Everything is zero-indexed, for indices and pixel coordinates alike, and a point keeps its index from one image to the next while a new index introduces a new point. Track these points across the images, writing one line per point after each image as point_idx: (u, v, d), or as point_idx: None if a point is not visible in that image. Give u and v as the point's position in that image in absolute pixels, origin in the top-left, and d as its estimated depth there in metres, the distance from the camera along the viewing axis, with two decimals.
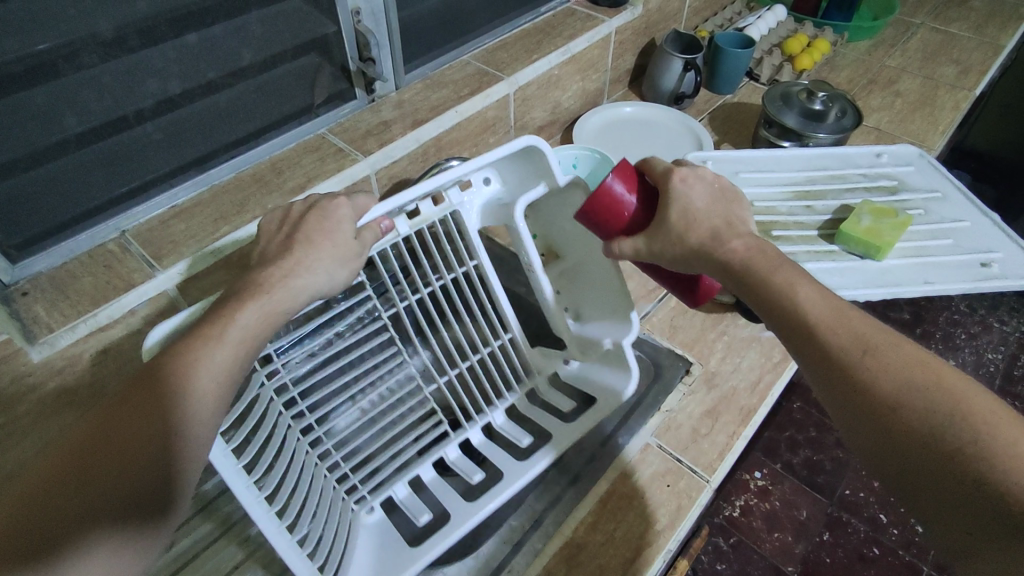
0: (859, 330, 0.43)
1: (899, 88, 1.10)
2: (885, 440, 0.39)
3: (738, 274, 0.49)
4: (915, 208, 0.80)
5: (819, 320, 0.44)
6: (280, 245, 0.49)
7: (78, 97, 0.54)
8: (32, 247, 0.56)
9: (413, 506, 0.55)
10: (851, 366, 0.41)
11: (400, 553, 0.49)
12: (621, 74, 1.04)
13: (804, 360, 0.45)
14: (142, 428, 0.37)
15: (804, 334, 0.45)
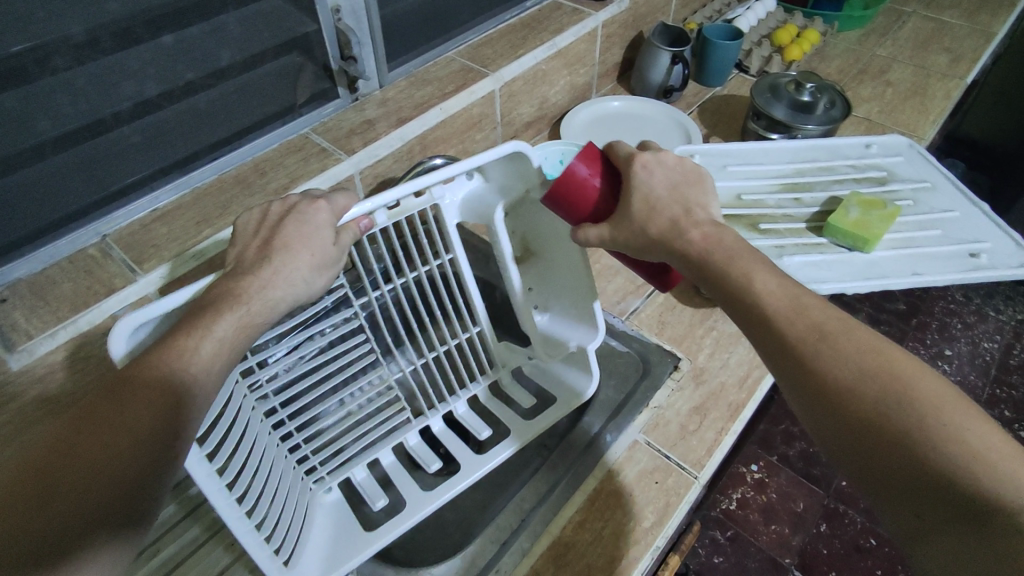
0: (814, 318, 0.42)
1: (890, 78, 1.09)
2: (841, 429, 0.39)
3: (697, 263, 0.48)
4: (905, 199, 0.79)
5: (775, 310, 0.43)
6: (254, 248, 0.48)
7: (52, 101, 0.54)
8: (10, 253, 0.56)
9: (370, 490, 0.58)
10: (806, 357, 0.41)
11: (355, 536, 0.52)
12: (609, 68, 1.04)
13: (760, 348, 0.44)
14: (118, 437, 0.37)
15: (760, 324, 0.44)
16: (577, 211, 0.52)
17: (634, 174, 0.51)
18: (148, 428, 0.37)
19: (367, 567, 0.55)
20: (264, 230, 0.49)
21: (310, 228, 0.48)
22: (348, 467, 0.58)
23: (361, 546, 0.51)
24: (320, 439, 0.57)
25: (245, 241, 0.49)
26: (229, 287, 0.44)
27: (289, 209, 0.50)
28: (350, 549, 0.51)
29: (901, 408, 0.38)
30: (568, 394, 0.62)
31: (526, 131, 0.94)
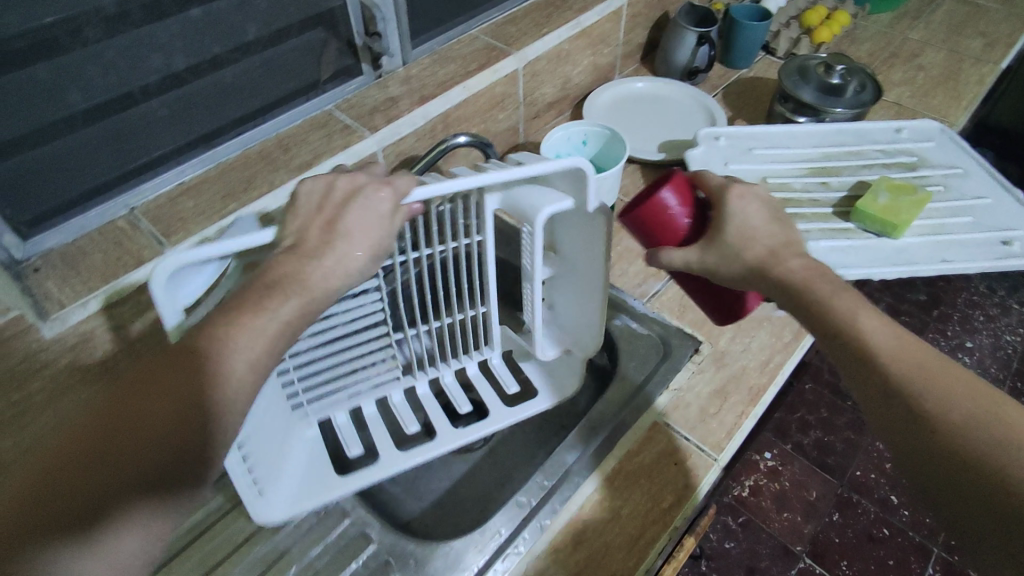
0: (922, 357, 0.40)
1: (922, 62, 1.07)
2: (943, 468, 0.37)
3: (800, 299, 0.47)
4: (935, 184, 0.78)
5: (879, 344, 0.42)
6: (313, 230, 0.45)
7: (83, 73, 0.55)
8: (42, 224, 0.56)
9: (348, 436, 0.61)
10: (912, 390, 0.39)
11: (326, 480, 0.56)
12: (633, 49, 1.02)
13: (852, 380, 0.43)
14: (167, 411, 0.37)
15: (859, 364, 0.42)
16: (658, 236, 0.54)
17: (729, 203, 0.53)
18: (196, 407, 0.38)
19: (388, 538, 0.56)
20: (319, 209, 0.46)
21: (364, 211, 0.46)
22: (332, 411, 0.61)
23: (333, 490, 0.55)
24: (317, 387, 0.58)
25: (309, 217, 0.46)
26: (282, 270, 0.43)
27: (356, 189, 0.47)
28: (320, 492, 0.55)
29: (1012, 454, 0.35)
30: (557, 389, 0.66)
31: (548, 112, 0.93)
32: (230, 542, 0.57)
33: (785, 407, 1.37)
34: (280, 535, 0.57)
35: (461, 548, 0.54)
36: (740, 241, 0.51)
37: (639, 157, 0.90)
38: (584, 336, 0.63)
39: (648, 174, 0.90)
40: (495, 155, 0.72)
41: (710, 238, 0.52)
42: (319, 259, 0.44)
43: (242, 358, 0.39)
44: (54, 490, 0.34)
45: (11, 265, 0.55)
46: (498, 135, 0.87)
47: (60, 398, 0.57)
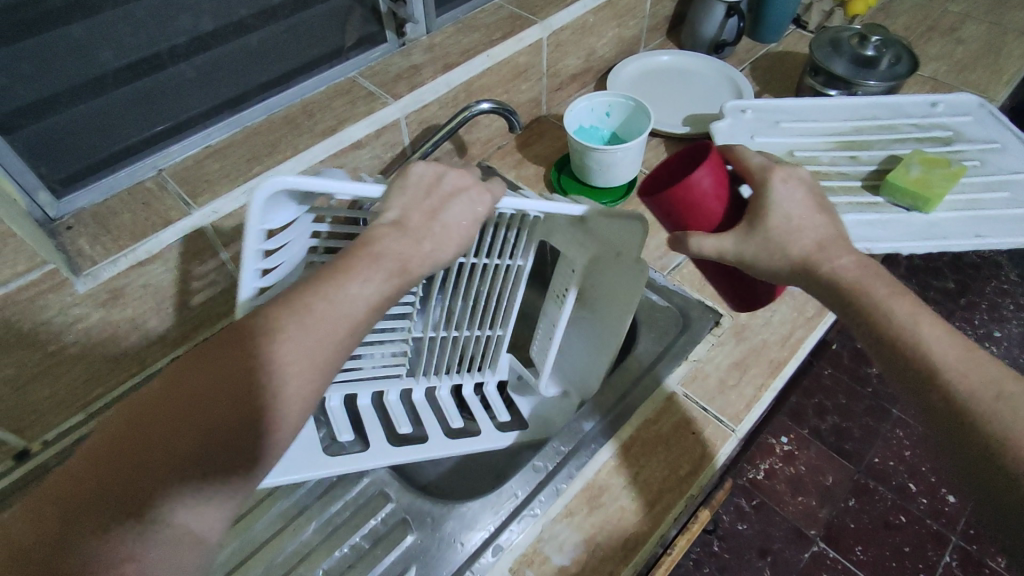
0: (998, 382, 0.38)
1: (961, 36, 1.03)
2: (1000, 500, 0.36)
3: (846, 300, 0.46)
4: (971, 159, 0.75)
5: (943, 363, 0.40)
6: (415, 212, 0.44)
7: (114, 33, 0.55)
8: (74, 183, 0.58)
9: (339, 421, 0.59)
10: (979, 414, 0.37)
11: (315, 457, 0.55)
12: (659, 21, 1.00)
13: (920, 405, 0.41)
14: (228, 392, 0.35)
15: (919, 381, 0.41)
16: (684, 221, 0.49)
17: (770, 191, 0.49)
18: (242, 398, 0.35)
19: (406, 498, 0.57)
20: (420, 192, 0.45)
21: (461, 202, 0.46)
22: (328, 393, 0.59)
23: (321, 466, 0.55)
24: None
25: (414, 198, 0.45)
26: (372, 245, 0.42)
27: (463, 189, 0.46)
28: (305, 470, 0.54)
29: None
30: (543, 423, 0.66)
31: (572, 84, 0.92)
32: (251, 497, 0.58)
33: (801, 392, 1.36)
34: (301, 491, 0.59)
35: (477, 509, 0.55)
36: (784, 233, 0.49)
37: (662, 131, 0.89)
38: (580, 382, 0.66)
39: (671, 148, 0.88)
40: (520, 124, 0.71)
41: (750, 224, 0.49)
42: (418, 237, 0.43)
43: (303, 346, 0.37)
44: (106, 478, 0.32)
45: (45, 223, 0.56)
46: (521, 106, 0.86)
47: (92, 351, 0.58)
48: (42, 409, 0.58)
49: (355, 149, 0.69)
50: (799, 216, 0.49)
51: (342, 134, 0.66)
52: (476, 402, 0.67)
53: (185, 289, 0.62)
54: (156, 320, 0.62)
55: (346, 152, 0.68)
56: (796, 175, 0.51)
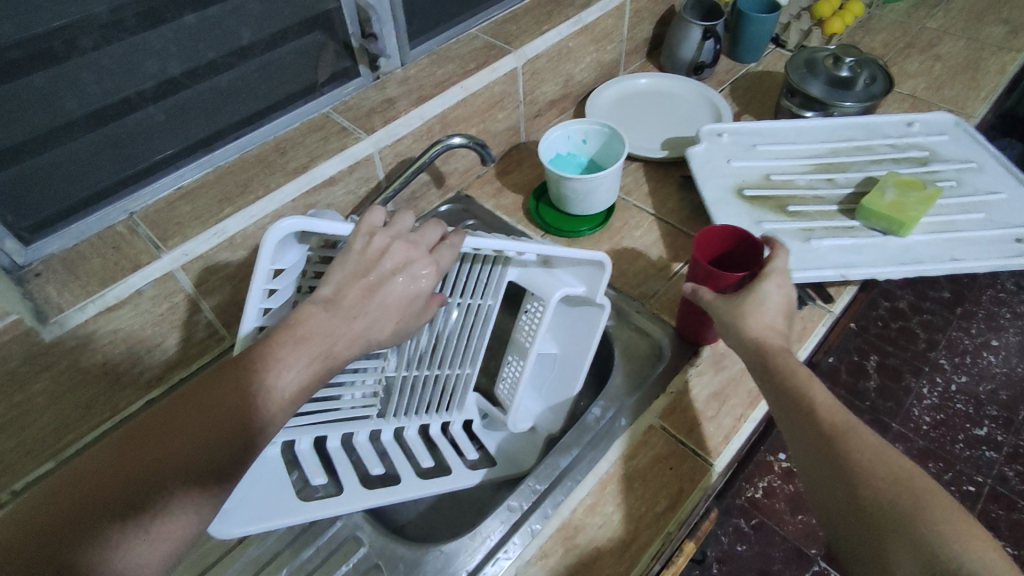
0: (852, 418, 0.46)
1: (939, 52, 1.03)
2: (842, 502, 0.43)
3: (758, 356, 0.53)
4: (947, 179, 0.76)
5: (818, 401, 0.48)
6: (351, 288, 0.46)
7: (78, 81, 0.55)
8: (45, 229, 0.57)
9: (311, 465, 0.57)
10: (837, 437, 0.45)
11: (286, 501, 0.53)
12: (637, 45, 1.00)
13: (798, 435, 0.48)
14: (223, 411, 0.41)
15: (798, 415, 0.48)
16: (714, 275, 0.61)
17: (765, 283, 0.56)
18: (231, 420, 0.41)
19: (378, 541, 0.57)
20: (361, 269, 0.47)
21: (406, 277, 0.48)
22: (300, 436, 0.57)
23: (294, 511, 0.52)
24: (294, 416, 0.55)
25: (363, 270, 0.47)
26: (315, 326, 0.44)
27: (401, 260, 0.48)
28: (276, 514, 0.51)
29: (926, 514, 0.39)
30: (513, 462, 0.66)
31: (550, 110, 0.92)
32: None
33: None
34: (273, 536, 0.58)
35: (452, 551, 0.54)
36: (754, 311, 0.55)
37: (640, 155, 0.89)
38: (552, 412, 0.68)
39: (649, 172, 0.88)
40: (492, 156, 0.71)
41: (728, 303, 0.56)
42: (348, 318, 0.46)
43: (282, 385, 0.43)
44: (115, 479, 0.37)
45: (12, 271, 0.55)
46: (498, 135, 0.86)
47: (61, 398, 0.58)
48: (10, 458, 0.57)
49: (328, 186, 0.69)
50: (774, 310, 0.55)
51: (313, 172, 0.66)
52: (443, 440, 0.66)
53: (155, 333, 0.62)
54: (127, 363, 0.61)
55: (319, 189, 0.68)
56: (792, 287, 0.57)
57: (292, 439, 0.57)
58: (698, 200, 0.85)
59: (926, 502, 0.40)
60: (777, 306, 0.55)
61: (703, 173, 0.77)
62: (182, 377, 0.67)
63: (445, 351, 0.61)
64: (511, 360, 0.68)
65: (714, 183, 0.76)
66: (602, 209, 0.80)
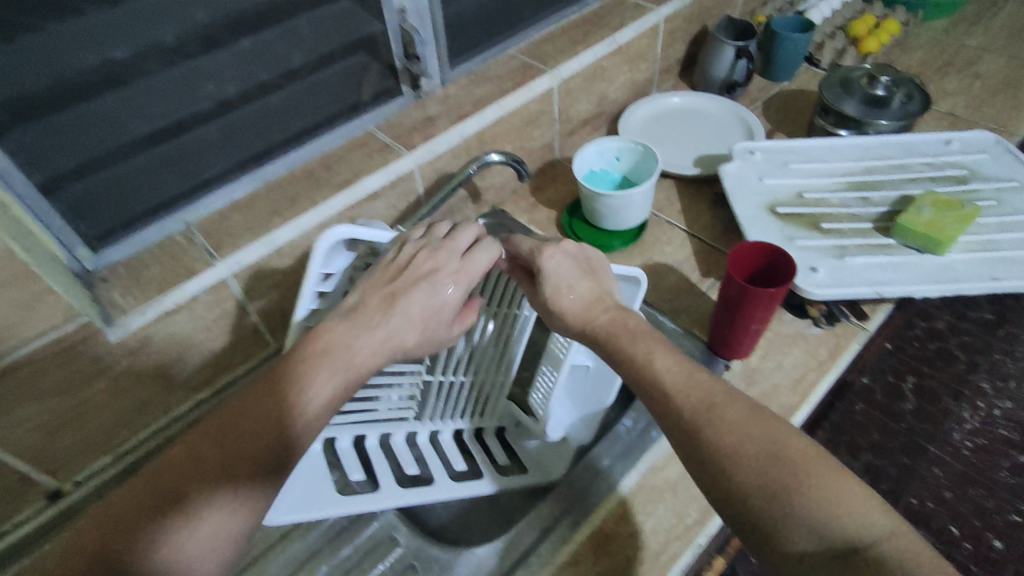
0: (709, 391, 0.46)
1: (979, 70, 1.02)
2: (720, 487, 0.42)
3: (603, 345, 0.52)
4: (987, 199, 0.75)
5: (672, 386, 0.47)
6: (374, 295, 0.51)
7: (146, 101, 0.59)
8: (111, 238, 0.62)
9: (350, 460, 0.60)
10: (698, 421, 0.44)
11: (329, 493, 0.55)
12: (670, 64, 1.02)
13: (671, 427, 0.46)
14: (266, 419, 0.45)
15: (662, 403, 0.47)
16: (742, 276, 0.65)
17: (544, 262, 0.55)
18: (272, 427, 0.45)
19: (414, 543, 0.59)
20: (387, 277, 0.52)
21: (425, 287, 0.51)
22: (342, 434, 0.60)
23: (335, 503, 0.54)
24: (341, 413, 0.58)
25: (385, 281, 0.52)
26: (331, 340, 0.48)
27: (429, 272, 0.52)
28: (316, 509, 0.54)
29: (797, 481, 0.40)
30: (542, 470, 0.66)
31: (584, 128, 0.95)
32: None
33: None
34: (314, 534, 0.60)
35: (484, 555, 0.56)
36: (560, 296, 0.55)
37: (672, 172, 0.90)
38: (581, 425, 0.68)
39: (681, 189, 0.89)
40: (528, 173, 0.73)
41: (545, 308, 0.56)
42: (370, 326, 0.49)
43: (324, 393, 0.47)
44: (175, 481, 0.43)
45: (82, 276, 0.60)
46: (533, 152, 0.89)
47: (120, 396, 0.62)
48: (72, 452, 0.61)
49: (372, 200, 0.72)
50: (569, 282, 0.55)
51: (357, 187, 0.69)
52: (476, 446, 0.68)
53: (207, 337, 0.65)
54: (182, 365, 0.65)
55: (362, 204, 0.71)
56: (566, 248, 0.57)
57: (333, 436, 0.60)
58: (730, 218, 0.86)
59: (790, 468, 0.41)
60: (573, 273, 0.56)
61: (735, 191, 0.78)
62: (229, 382, 0.71)
63: (480, 355, 0.64)
64: (544, 371, 0.69)
65: (746, 201, 0.77)
66: (634, 225, 0.82)
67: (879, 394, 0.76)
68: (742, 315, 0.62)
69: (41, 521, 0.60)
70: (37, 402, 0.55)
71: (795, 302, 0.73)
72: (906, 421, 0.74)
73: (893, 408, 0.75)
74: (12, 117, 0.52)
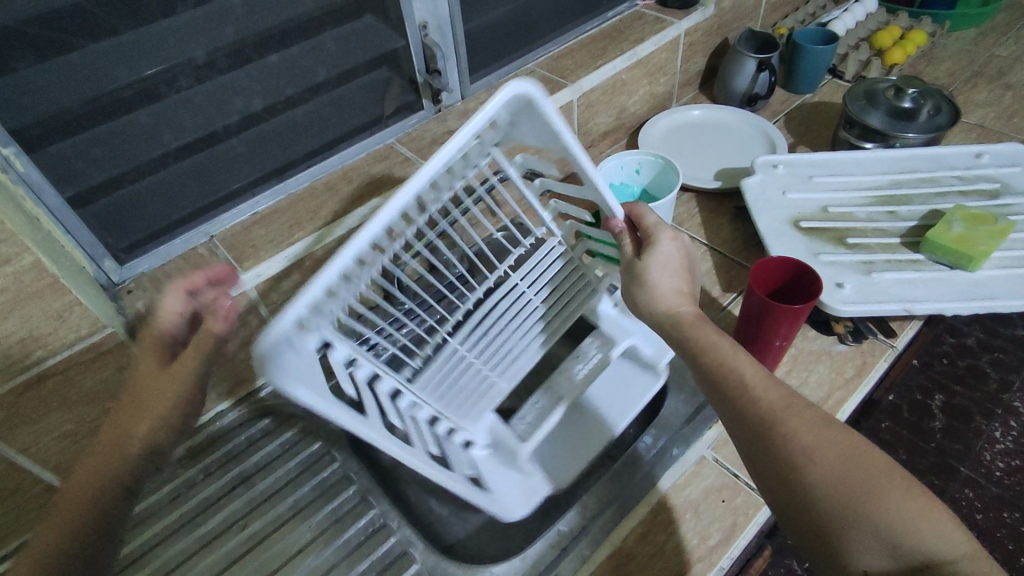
0: (785, 392, 0.46)
1: (1010, 81, 1.00)
2: (793, 490, 0.42)
3: (680, 336, 0.51)
4: (1020, 213, 0.73)
5: (750, 381, 0.46)
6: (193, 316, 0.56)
7: (175, 117, 0.60)
8: (136, 250, 0.63)
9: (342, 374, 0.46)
10: (774, 421, 0.44)
11: (312, 384, 0.40)
12: (690, 76, 1.02)
13: (743, 424, 0.45)
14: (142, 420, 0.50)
15: (737, 397, 0.46)
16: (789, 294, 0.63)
17: (660, 241, 0.55)
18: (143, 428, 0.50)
19: (431, 559, 0.59)
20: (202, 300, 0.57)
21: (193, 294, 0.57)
22: (364, 359, 0.49)
23: (326, 404, 0.40)
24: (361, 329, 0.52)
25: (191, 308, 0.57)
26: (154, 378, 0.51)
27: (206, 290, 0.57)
28: (309, 378, 0.40)
29: (875, 494, 0.40)
30: (505, 503, 0.58)
31: (604, 141, 0.94)
32: (236, 548, 0.60)
33: None
34: (332, 547, 0.60)
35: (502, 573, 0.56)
36: (659, 269, 0.54)
37: (693, 185, 0.89)
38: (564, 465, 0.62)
39: (702, 202, 0.89)
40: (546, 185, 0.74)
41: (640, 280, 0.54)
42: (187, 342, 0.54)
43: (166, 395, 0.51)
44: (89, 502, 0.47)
45: (109, 288, 0.61)
46: None
47: None
48: None
49: None
50: (673, 266, 0.54)
51: (378, 201, 0.69)
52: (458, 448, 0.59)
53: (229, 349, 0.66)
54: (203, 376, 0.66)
55: None
56: (684, 242, 0.56)
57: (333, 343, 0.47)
58: (752, 232, 0.84)
59: (871, 479, 0.41)
60: (674, 263, 0.54)
61: (758, 205, 0.77)
62: (249, 392, 0.72)
63: (496, 341, 0.63)
64: (534, 400, 0.66)
65: (771, 214, 0.76)
66: None
67: (905, 411, 0.73)
68: (765, 332, 0.61)
69: None
70: (66, 410, 0.56)
71: (819, 319, 0.72)
72: (936, 441, 0.71)
73: (922, 427, 0.72)
74: (50, 133, 0.53)
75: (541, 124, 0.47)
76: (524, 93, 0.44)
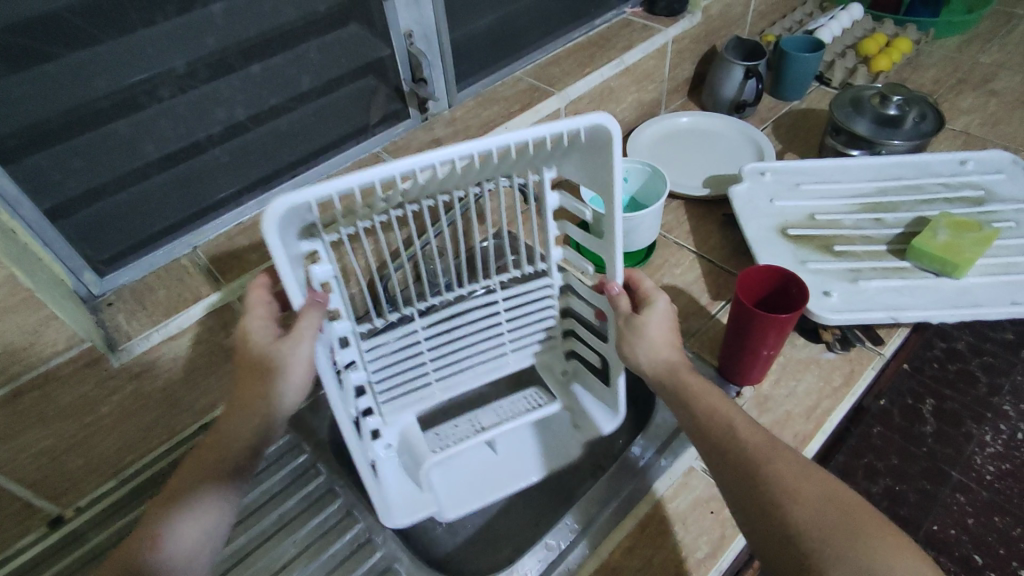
0: (768, 437, 0.48)
1: (994, 88, 1.01)
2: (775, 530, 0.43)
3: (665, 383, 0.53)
4: (1005, 220, 0.74)
5: (736, 424, 0.48)
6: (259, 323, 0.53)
7: (157, 126, 0.59)
8: (117, 262, 0.62)
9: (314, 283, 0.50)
10: (757, 463, 0.46)
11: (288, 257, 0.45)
12: (679, 84, 1.02)
13: (727, 466, 0.47)
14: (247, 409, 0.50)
15: (722, 440, 0.48)
16: None
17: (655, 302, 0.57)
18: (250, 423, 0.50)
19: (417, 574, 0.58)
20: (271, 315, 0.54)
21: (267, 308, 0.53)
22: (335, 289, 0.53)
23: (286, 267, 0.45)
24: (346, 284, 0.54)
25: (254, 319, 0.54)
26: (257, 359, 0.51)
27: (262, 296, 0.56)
28: (287, 241, 0.45)
29: (854, 535, 0.41)
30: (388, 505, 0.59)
31: None
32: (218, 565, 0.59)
33: None
34: (316, 563, 0.59)
35: None
36: (655, 325, 0.55)
37: (681, 192, 0.89)
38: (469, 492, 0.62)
39: (690, 210, 0.88)
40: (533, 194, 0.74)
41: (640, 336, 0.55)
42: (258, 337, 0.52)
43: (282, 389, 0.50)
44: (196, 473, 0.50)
45: (88, 300, 0.60)
46: None
47: (125, 420, 0.62)
48: (74, 477, 0.61)
49: None
50: (664, 324, 0.56)
51: None
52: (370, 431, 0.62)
53: (212, 362, 0.65)
54: (186, 389, 0.65)
55: None
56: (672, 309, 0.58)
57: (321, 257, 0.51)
58: (741, 239, 0.84)
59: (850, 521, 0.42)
60: (663, 324, 0.56)
61: (745, 212, 0.77)
62: None
63: (455, 353, 0.64)
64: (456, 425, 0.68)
65: (758, 222, 0.76)
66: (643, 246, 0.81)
67: (896, 416, 0.72)
68: (753, 342, 0.61)
69: (47, 545, 0.60)
70: (42, 426, 0.55)
71: (808, 327, 0.72)
72: (927, 445, 0.70)
73: (913, 431, 0.71)
74: (27, 143, 0.52)
75: (599, 162, 0.50)
76: (602, 130, 0.47)
